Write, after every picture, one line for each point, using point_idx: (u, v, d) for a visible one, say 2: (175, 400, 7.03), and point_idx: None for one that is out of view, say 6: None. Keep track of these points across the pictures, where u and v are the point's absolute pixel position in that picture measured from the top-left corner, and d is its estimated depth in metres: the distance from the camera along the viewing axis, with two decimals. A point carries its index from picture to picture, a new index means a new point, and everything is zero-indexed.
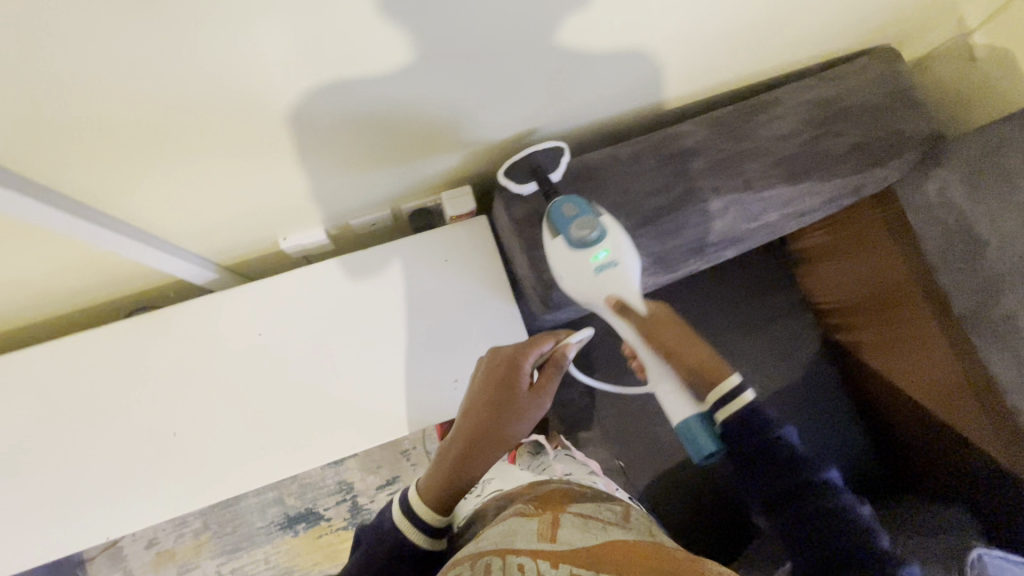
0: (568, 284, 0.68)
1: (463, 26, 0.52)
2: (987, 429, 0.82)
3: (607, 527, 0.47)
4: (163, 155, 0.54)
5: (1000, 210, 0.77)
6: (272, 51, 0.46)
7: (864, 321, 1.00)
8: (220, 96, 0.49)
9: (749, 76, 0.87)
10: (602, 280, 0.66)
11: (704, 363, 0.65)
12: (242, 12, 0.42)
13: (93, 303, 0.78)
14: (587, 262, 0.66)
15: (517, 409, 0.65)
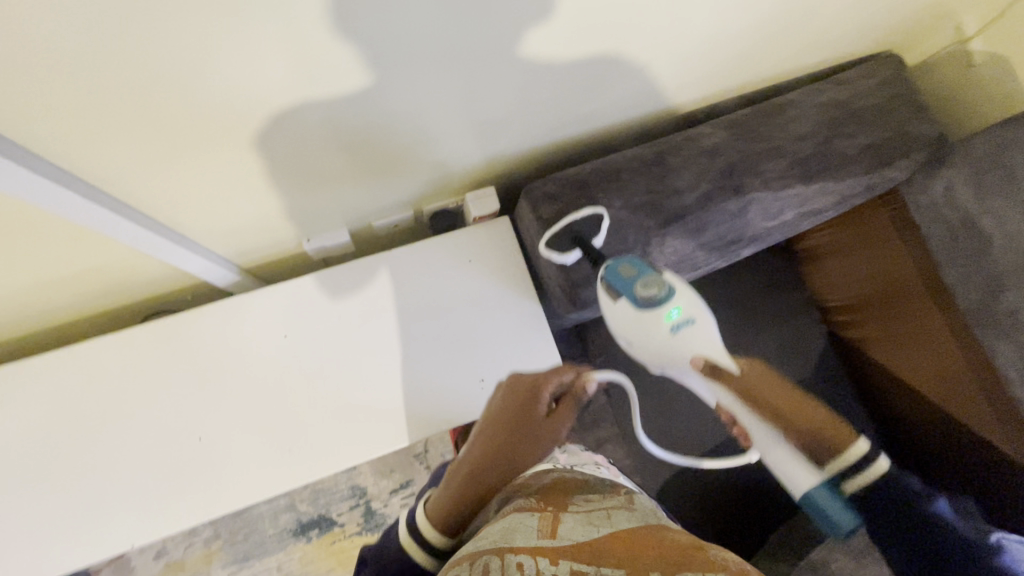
0: (641, 351, 0.61)
1: (488, 33, 0.53)
2: (991, 420, 0.84)
3: (610, 517, 0.41)
4: (192, 158, 0.55)
5: (1006, 207, 0.81)
6: (303, 58, 0.46)
7: (873, 318, 0.98)
8: (249, 100, 0.49)
9: (761, 80, 0.86)
10: (680, 344, 0.58)
11: (820, 424, 0.60)
12: (277, 22, 0.42)
13: (125, 302, 0.80)
14: (658, 326, 0.58)
15: (532, 439, 0.56)
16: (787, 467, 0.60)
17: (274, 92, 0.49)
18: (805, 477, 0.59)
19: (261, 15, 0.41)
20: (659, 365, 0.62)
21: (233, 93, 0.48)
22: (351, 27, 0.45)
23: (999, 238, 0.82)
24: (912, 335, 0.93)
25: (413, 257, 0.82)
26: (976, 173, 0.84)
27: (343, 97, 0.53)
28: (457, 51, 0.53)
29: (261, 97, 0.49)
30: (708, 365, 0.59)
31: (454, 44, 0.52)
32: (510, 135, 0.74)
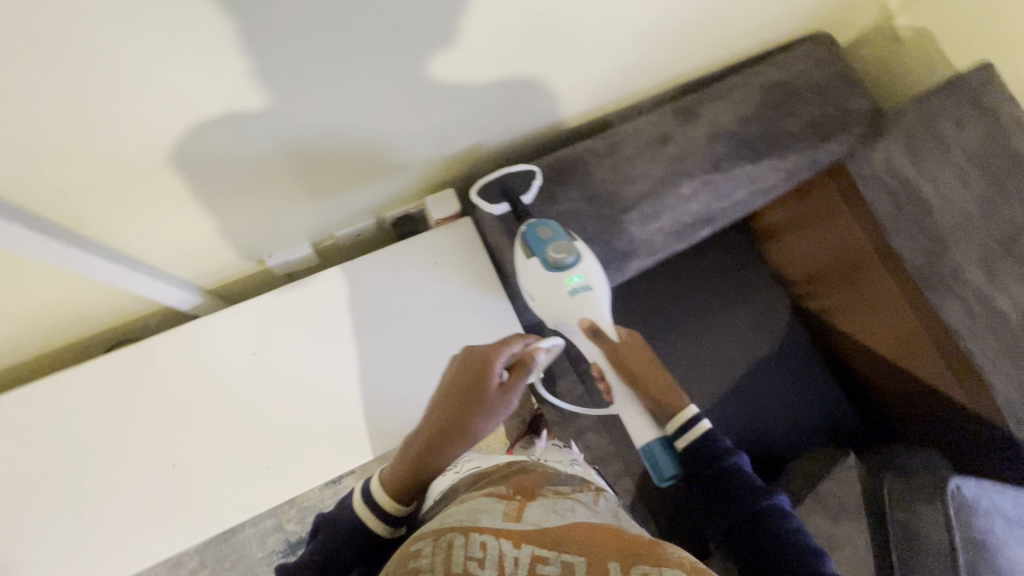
0: (539, 303, 0.70)
1: (423, 26, 0.54)
2: (947, 374, 0.89)
3: (577, 508, 0.41)
4: (141, 179, 0.54)
5: (942, 171, 0.86)
6: (238, 61, 0.46)
7: (832, 288, 1.02)
8: (192, 113, 0.49)
9: (704, 66, 0.89)
10: (576, 305, 0.68)
11: (669, 393, 0.66)
12: (206, 24, 0.42)
13: (86, 334, 0.78)
14: (563, 285, 0.68)
15: (484, 410, 0.56)
16: (632, 425, 0.66)
17: (215, 100, 0.49)
18: (647, 438, 0.65)
19: (191, 16, 0.41)
20: (551, 321, 0.71)
21: (173, 104, 0.47)
22: (284, 21, 0.45)
23: (938, 202, 0.87)
24: (869, 300, 0.97)
25: (374, 263, 0.82)
26: (909, 141, 0.88)
27: (287, 100, 0.53)
28: (395, 45, 0.54)
29: (201, 106, 0.49)
30: (591, 326, 0.67)
31: (392, 36, 0.53)
32: (463, 134, 0.76)
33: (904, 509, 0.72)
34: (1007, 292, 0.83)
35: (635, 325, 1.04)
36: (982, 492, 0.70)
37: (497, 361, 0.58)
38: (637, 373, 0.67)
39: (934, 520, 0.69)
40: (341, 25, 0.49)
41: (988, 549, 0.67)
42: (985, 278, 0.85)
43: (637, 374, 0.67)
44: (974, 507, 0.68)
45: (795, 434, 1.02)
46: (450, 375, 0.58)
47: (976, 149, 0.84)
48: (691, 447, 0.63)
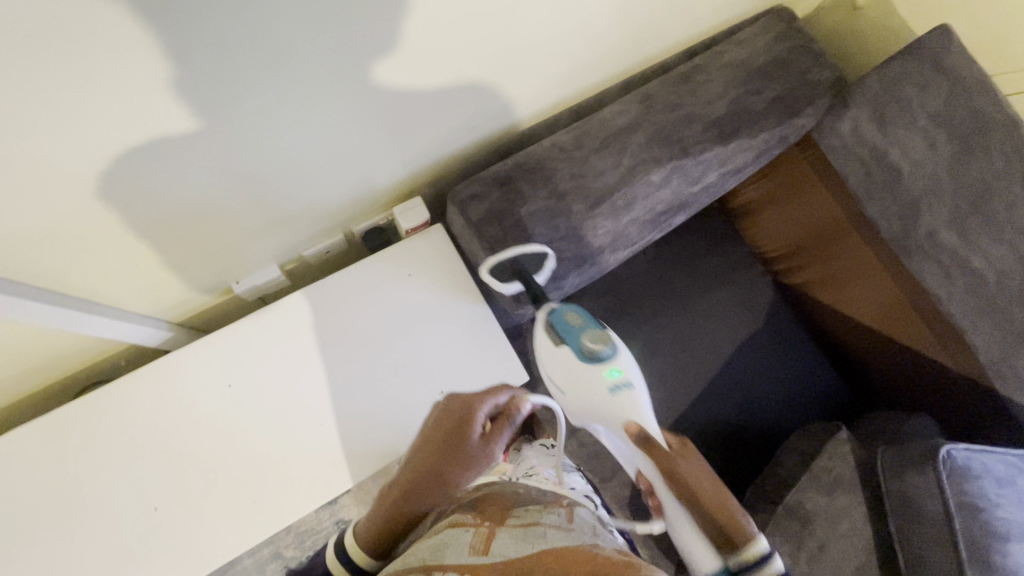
0: (579, 402, 0.68)
1: (357, 29, 0.51)
2: (930, 338, 0.90)
3: (548, 531, 0.41)
4: (80, 216, 0.52)
5: (908, 136, 0.85)
6: (160, 82, 0.44)
7: (811, 261, 1.02)
8: (119, 140, 0.46)
9: (664, 50, 0.87)
10: (617, 404, 0.66)
11: (728, 521, 0.60)
12: (116, 48, 0.39)
13: (53, 381, 0.75)
14: (602, 380, 0.66)
15: (464, 458, 0.54)
16: (688, 544, 0.64)
17: (150, 125, 0.47)
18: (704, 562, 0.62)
19: (110, 39, 0.39)
20: (592, 418, 0.69)
21: (105, 133, 0.45)
22: (211, 32, 0.43)
23: (907, 168, 0.86)
24: (847, 270, 0.98)
25: (348, 280, 0.81)
26: (875, 108, 0.86)
27: (222, 117, 0.51)
28: (336, 48, 0.51)
29: (136, 132, 0.47)
30: (633, 435, 0.64)
31: (333, 39, 0.50)
32: (423, 139, 0.74)
33: (897, 479, 0.72)
34: (981, 252, 0.82)
35: (618, 316, 1.03)
36: (972, 455, 0.70)
37: (479, 406, 0.58)
38: (690, 495, 0.62)
39: (929, 487, 0.69)
40: (276, 31, 0.46)
41: (983, 511, 0.67)
42: (958, 238, 0.84)
43: (690, 495, 0.62)
44: (965, 471, 0.69)
45: (786, 411, 1.02)
46: (433, 420, 0.58)
47: (939, 109, 0.82)
48: None
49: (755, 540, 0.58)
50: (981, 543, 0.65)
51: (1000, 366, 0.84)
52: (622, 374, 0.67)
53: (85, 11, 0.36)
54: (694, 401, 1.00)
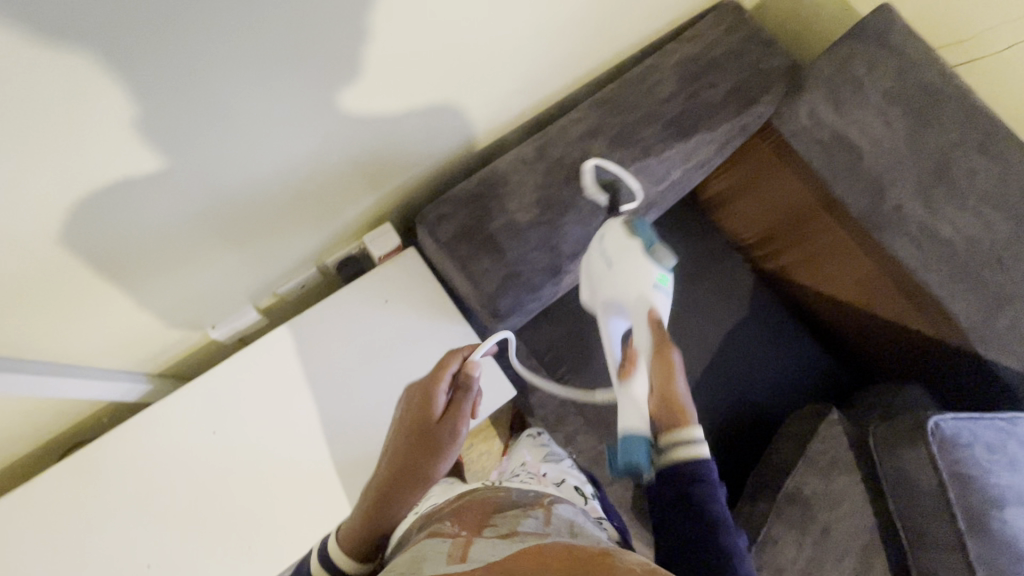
0: (615, 270, 0.67)
1: (308, 74, 0.51)
2: (913, 311, 0.90)
3: (525, 534, 0.40)
4: (42, 280, 0.51)
5: (865, 114, 0.86)
6: (113, 141, 0.44)
7: (787, 245, 1.02)
8: (72, 198, 0.46)
9: (616, 54, 0.88)
10: (649, 294, 0.64)
11: (678, 411, 0.57)
12: (63, 114, 0.39)
13: (35, 445, 0.74)
14: (653, 271, 0.65)
15: (427, 443, 0.56)
16: (624, 413, 0.61)
17: (112, 171, 0.46)
18: (632, 428, 0.59)
19: (69, 97, 0.38)
20: (616, 300, 0.67)
21: (65, 186, 0.44)
22: (160, 92, 0.43)
23: (868, 146, 0.87)
24: (824, 250, 0.98)
25: (325, 312, 0.80)
26: (830, 90, 0.87)
27: (177, 166, 0.50)
28: (297, 88, 0.52)
29: (97, 181, 0.46)
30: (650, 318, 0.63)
31: (293, 80, 0.51)
32: (388, 166, 0.74)
33: (891, 456, 0.72)
34: (948, 222, 0.84)
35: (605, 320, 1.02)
36: (962, 423, 0.70)
37: (433, 386, 0.58)
38: (661, 386, 0.60)
39: (920, 460, 0.69)
40: (238, 77, 0.47)
41: (975, 480, 0.67)
42: (924, 210, 0.85)
43: (665, 383, 0.59)
44: (956, 440, 0.69)
45: (778, 396, 1.03)
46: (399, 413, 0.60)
47: (891, 86, 0.84)
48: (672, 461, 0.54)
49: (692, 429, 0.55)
50: (980, 514, 0.66)
51: (981, 331, 0.85)
52: (664, 285, 0.65)
53: (38, 69, 0.36)
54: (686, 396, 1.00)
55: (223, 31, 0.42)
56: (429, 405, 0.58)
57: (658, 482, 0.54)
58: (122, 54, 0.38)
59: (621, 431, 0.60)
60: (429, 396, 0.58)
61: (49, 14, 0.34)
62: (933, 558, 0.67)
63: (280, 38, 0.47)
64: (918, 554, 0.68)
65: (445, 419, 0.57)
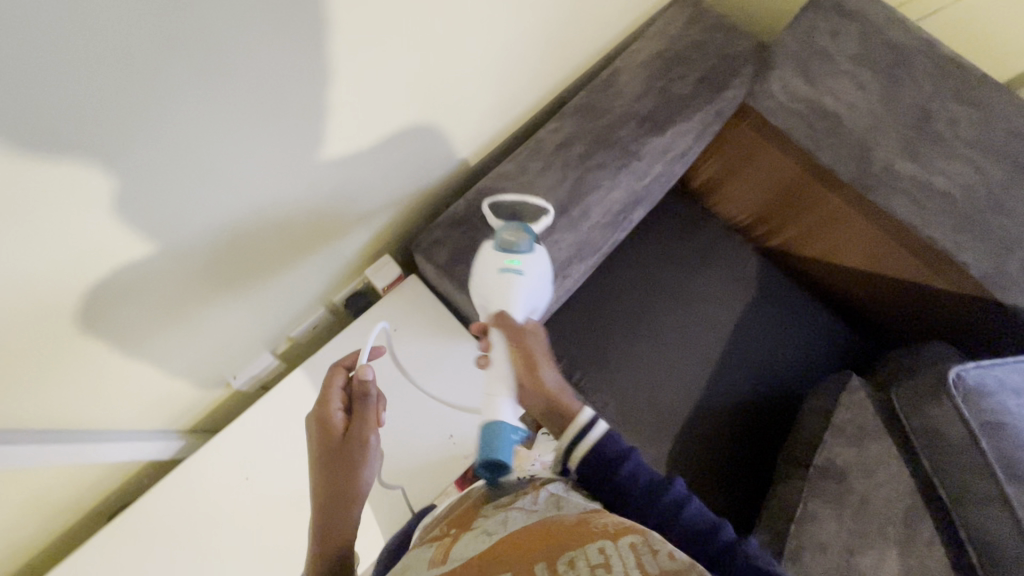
0: (476, 279, 0.69)
1: (291, 132, 0.54)
2: (922, 267, 0.91)
3: (509, 518, 0.42)
4: (73, 357, 0.55)
5: (836, 81, 0.85)
6: (122, 222, 0.46)
7: (784, 220, 1.03)
8: (90, 278, 0.48)
9: (581, 62, 0.92)
10: (499, 280, 0.66)
11: (557, 404, 0.61)
12: (74, 208, 0.42)
13: (84, 511, 0.77)
14: (501, 255, 0.67)
15: (341, 457, 0.56)
16: (487, 406, 0.60)
17: (107, 254, 0.48)
18: (497, 416, 0.59)
19: (79, 189, 0.41)
20: (480, 300, 0.69)
21: (70, 275, 0.46)
22: (161, 175, 0.46)
23: (845, 112, 0.86)
24: (823, 219, 0.98)
25: (337, 348, 0.82)
26: (799, 63, 0.86)
27: (182, 234, 0.53)
28: (280, 145, 0.54)
29: (111, 266, 0.49)
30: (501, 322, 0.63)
31: (273, 139, 0.53)
32: (376, 201, 0.76)
33: (918, 414, 0.71)
34: (941, 172, 0.82)
35: (615, 319, 1.03)
36: (984, 371, 0.69)
37: (329, 407, 0.59)
38: (527, 375, 0.61)
39: (947, 414, 0.68)
40: (218, 145, 0.48)
41: (1005, 427, 0.65)
42: (914, 165, 0.84)
43: (530, 374, 0.61)
44: (979, 389, 0.68)
45: (800, 368, 1.03)
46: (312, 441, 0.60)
47: (857, 50, 0.83)
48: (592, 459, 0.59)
49: (575, 415, 0.60)
50: (1012, 461, 0.64)
51: (995, 276, 0.84)
52: (520, 266, 0.67)
53: (33, 172, 0.37)
54: (708, 381, 1.00)
55: (199, 108, 0.44)
56: (329, 426, 0.58)
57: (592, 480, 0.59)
58: (104, 144, 0.40)
59: (485, 422, 0.59)
60: (324, 417, 0.59)
61: (31, 122, 0.35)
62: (976, 513, 0.64)
63: (259, 105, 0.48)
64: (960, 508, 0.65)
65: (351, 429, 0.58)
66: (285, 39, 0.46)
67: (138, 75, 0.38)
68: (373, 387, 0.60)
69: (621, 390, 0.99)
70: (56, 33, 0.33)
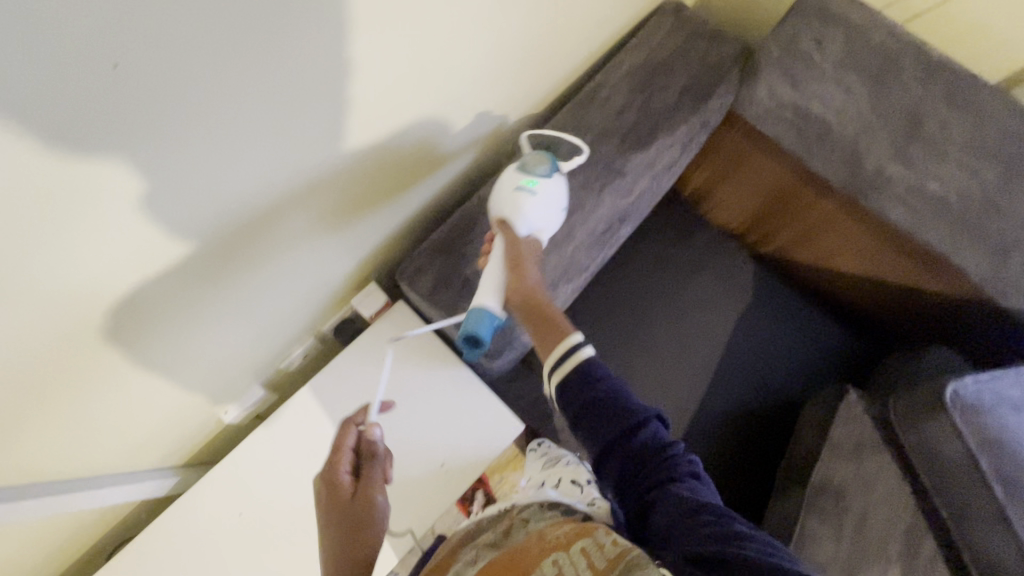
0: (496, 187, 0.72)
1: (265, 177, 0.53)
2: (917, 269, 0.89)
3: (478, 557, 0.55)
4: (72, 394, 0.54)
5: (824, 87, 0.82)
6: (104, 272, 0.46)
7: (778, 225, 1.02)
8: (65, 332, 0.48)
9: (562, 77, 0.90)
10: (510, 195, 0.69)
11: (541, 311, 0.64)
12: (51, 262, 0.41)
13: (82, 551, 0.78)
14: (520, 174, 0.70)
15: (354, 522, 0.57)
16: (479, 292, 0.66)
17: (136, 255, 0.47)
18: (481, 300, 0.65)
19: (64, 241, 0.41)
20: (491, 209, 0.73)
21: (84, 295, 0.46)
22: (146, 222, 0.46)
23: (834, 117, 0.84)
24: (817, 224, 0.97)
25: (327, 380, 0.82)
26: (784, 69, 0.84)
27: (165, 281, 0.53)
28: (278, 164, 0.53)
29: (124, 284, 0.49)
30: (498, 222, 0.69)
31: (251, 183, 0.52)
32: (359, 233, 0.76)
33: (915, 430, 0.68)
34: (933, 176, 0.80)
35: (608, 333, 1.02)
36: (982, 388, 0.67)
37: (339, 468, 0.59)
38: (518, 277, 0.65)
39: (943, 429, 0.66)
40: (240, 145, 0.48)
41: (1004, 444, 0.63)
42: (906, 169, 0.82)
43: (520, 275, 0.65)
44: (977, 407, 0.66)
45: (799, 375, 1.01)
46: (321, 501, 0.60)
47: (842, 54, 0.80)
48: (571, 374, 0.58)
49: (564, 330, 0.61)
50: (1010, 480, 0.62)
51: (994, 278, 0.82)
52: (536, 187, 0.70)
53: (48, 180, 0.37)
54: (706, 393, 0.99)
55: (218, 109, 0.43)
56: (339, 489, 0.58)
57: (568, 389, 0.57)
58: (124, 148, 0.39)
59: (473, 304, 0.66)
60: (334, 479, 0.59)
61: (51, 128, 0.34)
62: (973, 530, 0.62)
63: (256, 128, 0.48)
64: (959, 528, 0.63)
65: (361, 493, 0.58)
66: (280, 65, 0.45)
67: (115, 134, 0.38)
68: (380, 446, 0.62)
69: None
70: (27, 100, 0.32)
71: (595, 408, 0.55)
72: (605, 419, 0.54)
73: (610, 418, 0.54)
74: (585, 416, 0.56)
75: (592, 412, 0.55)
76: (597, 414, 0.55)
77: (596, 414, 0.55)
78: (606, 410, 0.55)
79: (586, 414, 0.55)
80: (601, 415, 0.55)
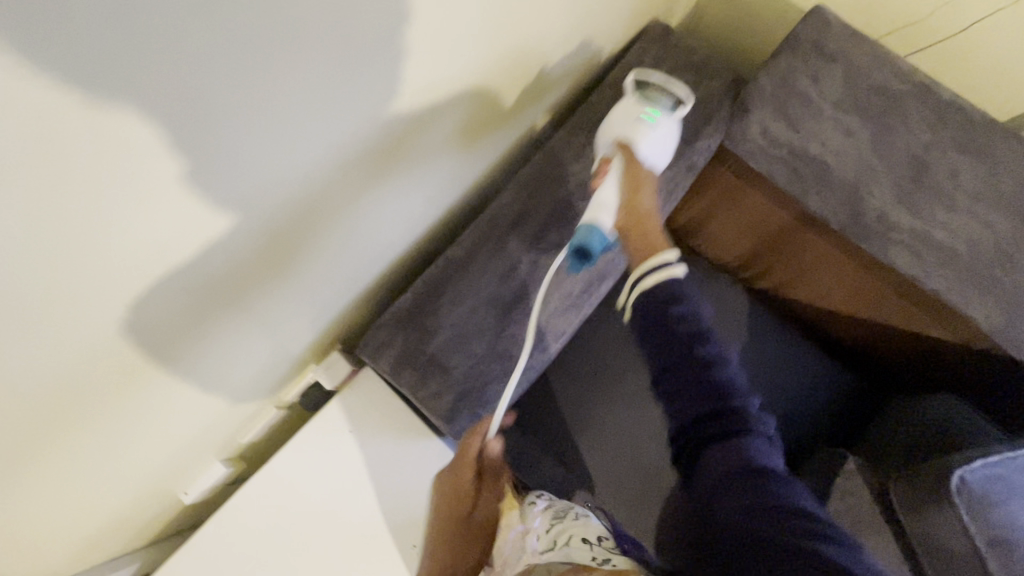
0: (609, 117, 0.69)
1: (232, 260, 0.44)
2: (919, 314, 0.83)
3: None
4: (98, 419, 0.43)
5: (824, 126, 0.76)
6: (102, 309, 0.36)
7: (771, 263, 0.94)
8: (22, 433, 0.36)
9: (537, 121, 0.83)
10: (630, 122, 0.66)
11: (646, 232, 0.57)
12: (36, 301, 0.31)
13: None
14: (642, 105, 0.67)
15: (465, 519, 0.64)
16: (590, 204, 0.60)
17: (181, 235, 0.37)
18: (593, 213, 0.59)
19: (88, 221, 0.30)
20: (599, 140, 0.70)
21: (84, 332, 0.36)
22: (189, 209, 0.36)
23: (833, 160, 0.77)
24: (812, 263, 0.90)
25: (291, 455, 0.72)
26: (778, 107, 0.77)
27: (151, 342, 0.42)
28: (273, 220, 0.45)
29: (95, 363, 0.38)
30: (616, 143, 0.65)
31: (263, 220, 0.44)
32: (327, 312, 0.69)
33: (916, 520, 0.63)
34: (942, 225, 0.74)
35: (595, 386, 0.94)
36: (991, 473, 0.62)
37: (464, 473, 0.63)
38: (632, 196, 0.60)
39: (949, 525, 0.61)
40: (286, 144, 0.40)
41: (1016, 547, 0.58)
42: (912, 215, 0.75)
43: (634, 194, 0.60)
44: (985, 499, 0.61)
45: (799, 428, 0.91)
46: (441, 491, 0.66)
47: (840, 94, 0.74)
48: (658, 295, 0.52)
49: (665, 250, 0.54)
50: None
51: (1005, 332, 0.75)
52: (655, 121, 0.66)
53: (70, 135, 0.26)
54: None
55: (272, 98, 0.36)
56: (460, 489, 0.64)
57: (648, 305, 0.53)
58: (175, 109, 0.30)
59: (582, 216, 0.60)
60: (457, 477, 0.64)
61: (84, 71, 0.25)
62: None
63: (295, 137, 0.40)
64: None
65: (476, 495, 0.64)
66: (322, 83, 0.39)
67: (173, 105, 0.30)
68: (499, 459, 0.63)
69: (601, 464, 0.89)
70: (92, 55, 0.25)
71: (674, 336, 0.50)
72: (682, 351, 0.50)
73: (690, 351, 0.50)
74: (662, 338, 0.51)
75: (669, 342, 0.51)
76: (672, 342, 0.51)
77: (672, 341, 0.51)
78: (686, 342, 0.50)
79: (662, 336, 0.51)
80: (678, 347, 0.50)
